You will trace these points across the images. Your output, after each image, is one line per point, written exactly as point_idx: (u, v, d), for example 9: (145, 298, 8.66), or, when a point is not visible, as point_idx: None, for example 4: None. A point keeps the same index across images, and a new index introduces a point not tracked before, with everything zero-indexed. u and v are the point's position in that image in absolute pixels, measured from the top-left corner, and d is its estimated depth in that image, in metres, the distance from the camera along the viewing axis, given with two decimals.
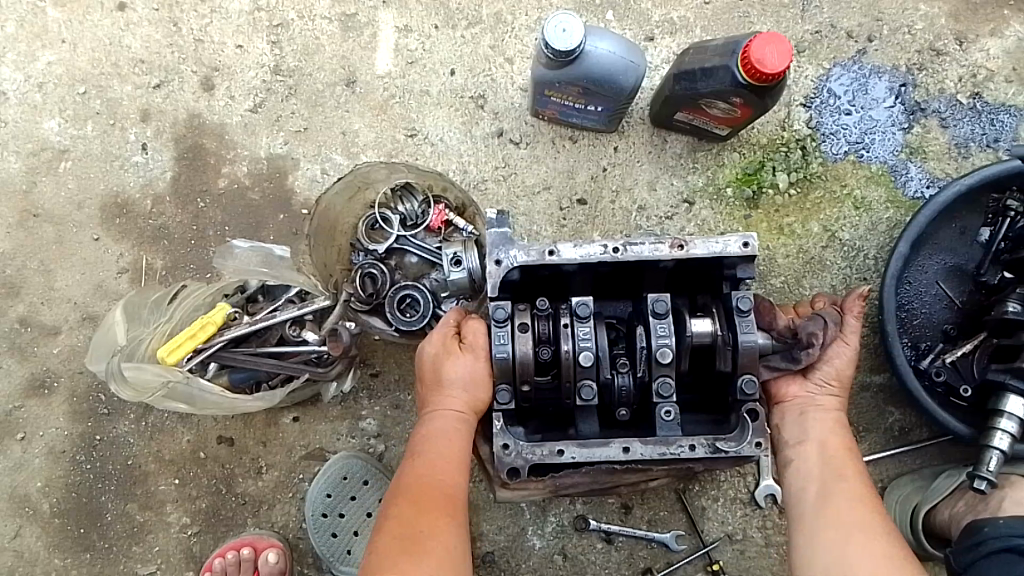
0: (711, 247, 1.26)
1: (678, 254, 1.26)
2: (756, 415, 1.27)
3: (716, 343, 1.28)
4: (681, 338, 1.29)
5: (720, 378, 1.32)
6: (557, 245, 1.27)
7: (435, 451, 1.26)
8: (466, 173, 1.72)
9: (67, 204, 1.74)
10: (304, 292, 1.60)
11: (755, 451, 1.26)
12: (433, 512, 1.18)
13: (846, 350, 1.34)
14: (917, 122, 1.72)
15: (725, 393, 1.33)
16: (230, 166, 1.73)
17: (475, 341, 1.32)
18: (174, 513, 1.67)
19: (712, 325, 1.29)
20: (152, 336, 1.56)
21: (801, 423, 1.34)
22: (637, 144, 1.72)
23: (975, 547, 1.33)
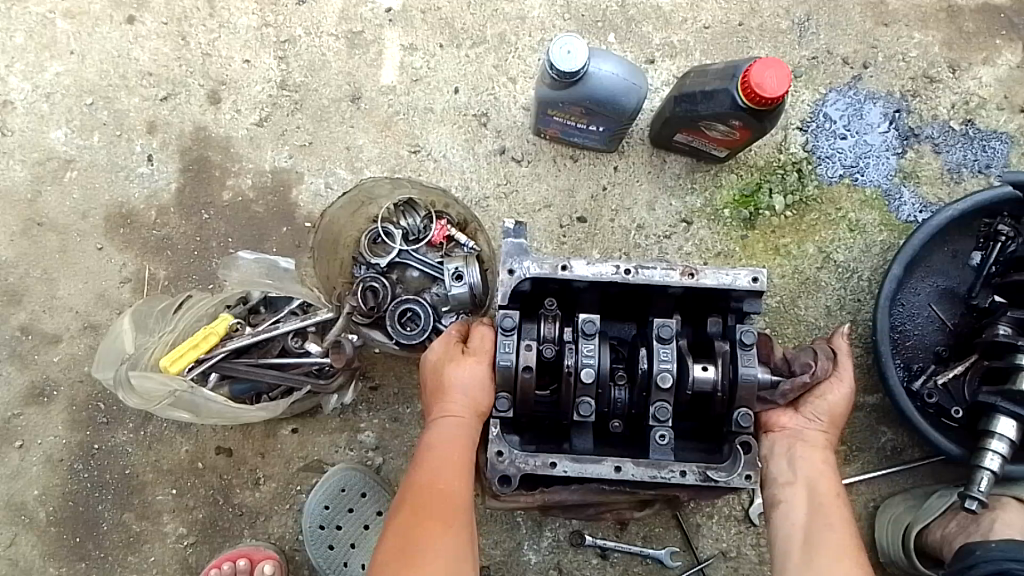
0: (721, 278, 1.29)
1: (686, 282, 1.29)
2: (749, 447, 1.29)
3: (717, 378, 1.30)
4: (682, 366, 1.32)
5: (718, 412, 1.34)
6: (570, 261, 1.31)
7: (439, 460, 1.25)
8: (468, 189, 1.75)
9: (71, 214, 1.76)
10: (306, 304, 1.61)
11: (745, 483, 1.28)
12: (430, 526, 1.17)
13: (838, 395, 1.35)
14: (910, 147, 1.76)
15: (720, 423, 1.35)
16: (234, 179, 1.75)
17: (483, 351, 1.34)
18: (170, 524, 1.67)
19: (715, 364, 1.31)
20: (156, 345, 1.57)
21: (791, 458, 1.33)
22: (636, 164, 1.75)
23: (969, 570, 1.35)
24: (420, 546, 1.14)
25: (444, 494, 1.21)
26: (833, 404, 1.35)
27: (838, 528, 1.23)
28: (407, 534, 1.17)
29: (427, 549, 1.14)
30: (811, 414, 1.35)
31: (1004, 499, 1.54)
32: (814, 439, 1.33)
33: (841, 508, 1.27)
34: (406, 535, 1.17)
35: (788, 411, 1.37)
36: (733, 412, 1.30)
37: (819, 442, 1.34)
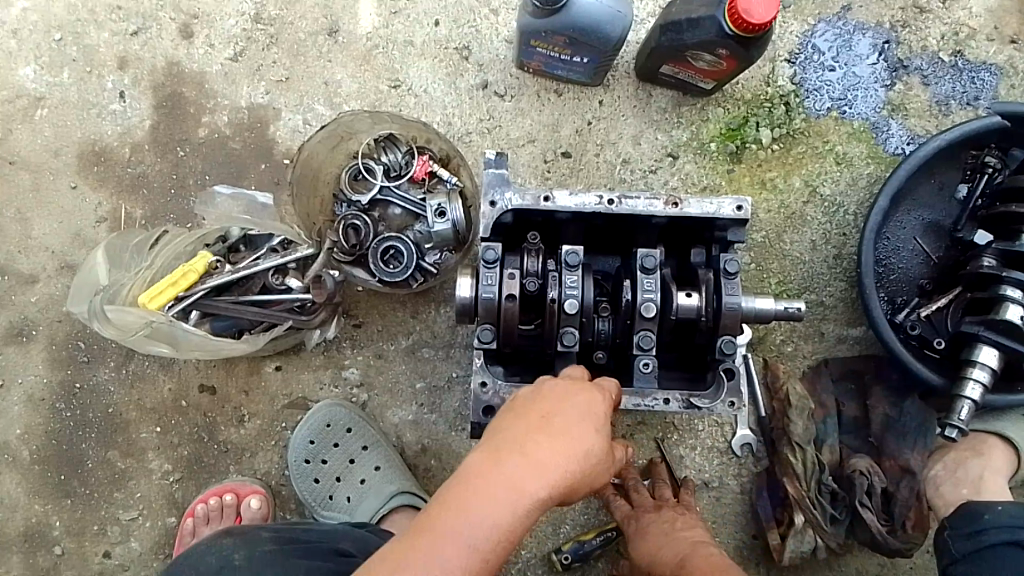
0: (705, 207, 1.28)
1: (670, 212, 1.28)
2: (732, 374, 1.30)
3: (701, 307, 1.29)
4: (667, 295, 1.31)
5: (701, 343, 1.34)
6: (552, 192, 1.29)
7: (566, 408, 1.04)
8: (450, 125, 1.72)
9: (43, 150, 1.71)
10: (287, 240, 1.59)
11: (728, 410, 1.29)
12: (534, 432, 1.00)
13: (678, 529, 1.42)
14: (899, 79, 1.73)
15: (704, 352, 1.35)
16: (210, 115, 1.71)
17: (604, 388, 1.13)
18: (155, 460, 1.66)
19: (699, 298, 1.30)
20: (133, 282, 1.54)
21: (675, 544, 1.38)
22: (621, 98, 1.72)
23: (976, 535, 1.30)
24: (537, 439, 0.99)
25: (550, 416, 1.03)
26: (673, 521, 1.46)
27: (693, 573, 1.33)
28: (520, 430, 1.01)
29: (552, 444, 0.99)
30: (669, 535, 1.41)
31: (990, 438, 1.58)
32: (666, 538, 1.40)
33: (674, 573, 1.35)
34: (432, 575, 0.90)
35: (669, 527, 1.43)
36: (717, 340, 1.30)
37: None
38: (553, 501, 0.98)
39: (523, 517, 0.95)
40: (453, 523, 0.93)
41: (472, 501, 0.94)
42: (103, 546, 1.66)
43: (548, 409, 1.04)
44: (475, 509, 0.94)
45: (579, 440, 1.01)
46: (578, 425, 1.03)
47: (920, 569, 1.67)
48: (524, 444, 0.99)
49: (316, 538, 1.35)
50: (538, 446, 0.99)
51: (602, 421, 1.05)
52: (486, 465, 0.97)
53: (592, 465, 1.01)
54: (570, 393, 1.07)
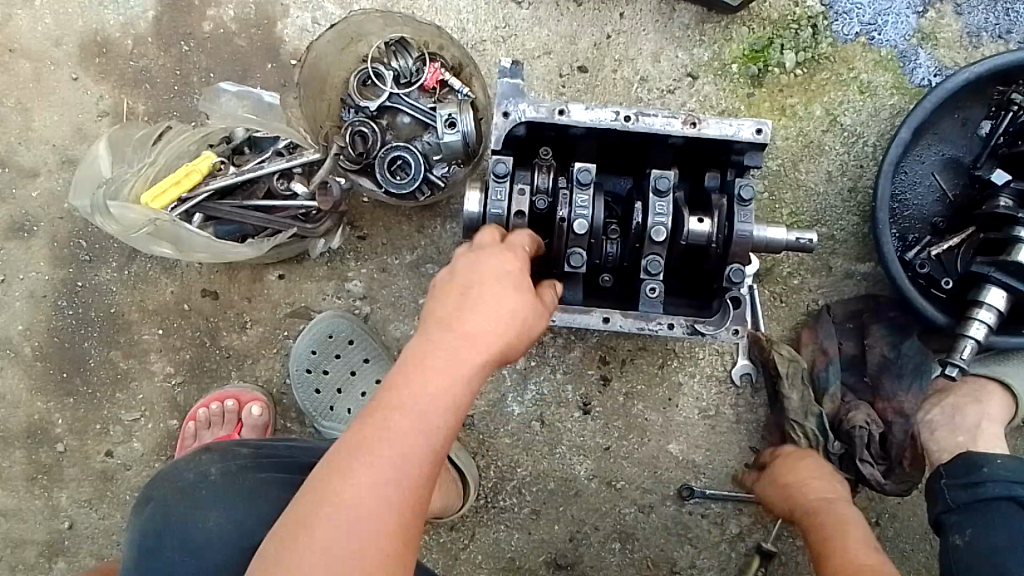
0: (724, 128, 1.25)
1: (688, 132, 1.24)
2: (738, 302, 1.30)
3: (712, 233, 1.27)
4: (678, 219, 1.28)
5: (710, 269, 1.32)
6: (568, 106, 1.25)
7: (481, 274, 1.05)
8: (464, 31, 1.65)
9: (44, 39, 1.65)
10: (293, 145, 1.55)
11: (732, 338, 1.30)
12: (457, 308, 1.01)
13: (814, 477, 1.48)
14: (931, 6, 1.67)
15: (712, 279, 1.34)
16: (215, 9, 1.64)
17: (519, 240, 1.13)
18: (157, 363, 1.67)
19: (711, 225, 1.27)
20: (135, 180, 1.50)
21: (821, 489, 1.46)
22: (643, 12, 1.66)
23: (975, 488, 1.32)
24: (460, 314, 1.01)
25: (467, 287, 1.04)
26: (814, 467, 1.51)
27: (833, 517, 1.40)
28: (443, 310, 1.02)
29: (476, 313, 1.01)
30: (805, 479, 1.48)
31: (990, 384, 1.60)
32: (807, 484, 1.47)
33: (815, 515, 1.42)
34: (372, 479, 0.91)
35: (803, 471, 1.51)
36: (726, 267, 1.27)
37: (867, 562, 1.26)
38: (491, 362, 1.01)
39: (468, 386, 0.98)
40: (378, 428, 0.93)
41: (416, 385, 0.96)
42: (105, 445, 1.67)
43: (463, 281, 1.04)
44: (402, 409, 0.94)
45: (500, 300, 1.02)
46: (496, 287, 1.03)
47: (906, 503, 1.71)
48: (451, 323, 1.00)
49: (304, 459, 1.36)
50: (463, 321, 1.00)
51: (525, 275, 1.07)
52: (417, 356, 0.98)
53: (521, 318, 1.03)
54: (482, 258, 1.07)
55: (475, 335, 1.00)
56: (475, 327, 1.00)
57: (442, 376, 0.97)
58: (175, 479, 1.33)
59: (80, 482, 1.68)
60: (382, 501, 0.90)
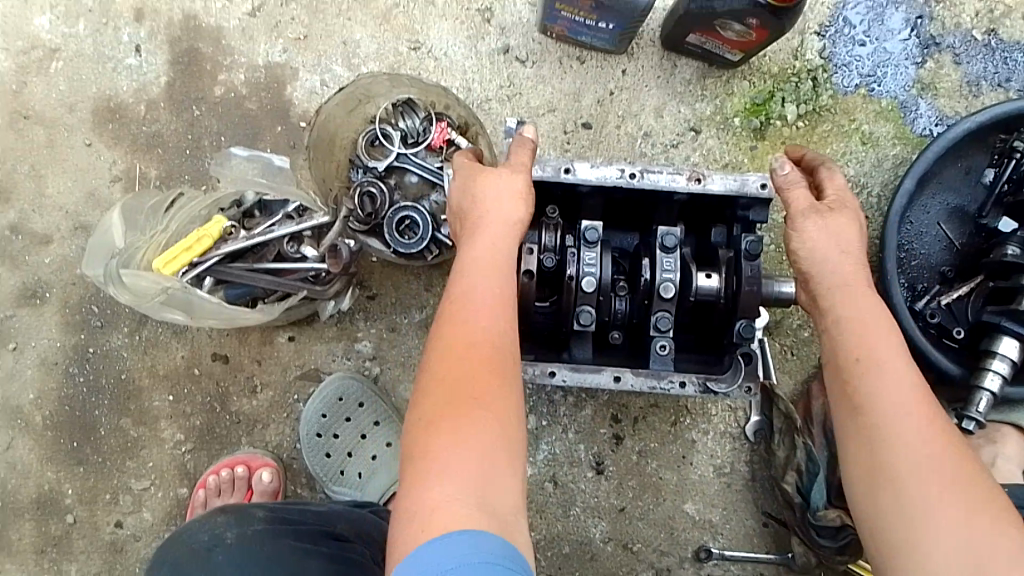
0: (729, 184, 1.27)
1: (693, 188, 1.26)
2: (749, 358, 1.30)
3: (720, 289, 1.29)
4: (686, 276, 1.30)
5: (719, 324, 1.33)
6: (574, 164, 1.27)
7: (471, 183, 1.18)
8: (469, 91, 1.68)
9: (58, 106, 1.68)
10: (303, 207, 1.56)
11: (744, 395, 1.30)
12: (471, 216, 1.15)
13: (824, 240, 1.15)
14: (930, 56, 1.69)
15: (721, 335, 1.34)
16: (225, 73, 1.67)
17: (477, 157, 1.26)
18: (168, 430, 1.68)
19: (718, 281, 1.29)
20: (147, 246, 1.52)
21: (828, 237, 1.15)
22: (646, 68, 1.68)
23: None
24: (474, 216, 1.15)
25: (467, 198, 1.17)
26: (825, 232, 1.16)
27: (884, 363, 1.05)
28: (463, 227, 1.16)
29: (483, 203, 1.14)
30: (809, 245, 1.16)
31: (1002, 427, 1.58)
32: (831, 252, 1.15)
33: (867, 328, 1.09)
34: (449, 385, 0.97)
35: (811, 215, 1.17)
36: (736, 323, 1.28)
37: (910, 408, 1.01)
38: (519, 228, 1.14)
39: (507, 256, 1.11)
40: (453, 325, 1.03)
41: (461, 282, 1.07)
42: (115, 515, 1.67)
43: (462, 196, 1.18)
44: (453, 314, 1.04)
45: (496, 184, 1.15)
46: (490, 178, 1.16)
47: None
48: (472, 228, 1.13)
49: (313, 522, 1.34)
50: (478, 218, 1.14)
51: (518, 162, 1.19)
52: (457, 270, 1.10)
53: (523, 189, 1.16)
54: (464, 175, 1.20)
55: (496, 221, 1.12)
56: (489, 216, 1.13)
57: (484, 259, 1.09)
58: (184, 541, 1.33)
59: (89, 554, 1.67)
60: (463, 395, 0.96)
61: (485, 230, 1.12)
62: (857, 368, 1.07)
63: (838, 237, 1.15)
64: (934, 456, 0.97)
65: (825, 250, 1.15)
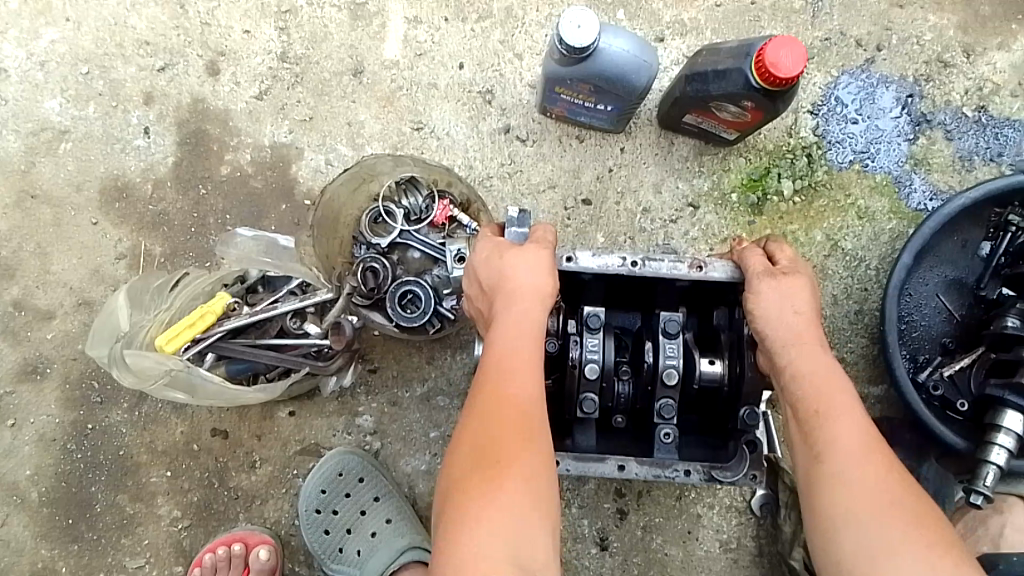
0: (730, 271, 1.27)
1: (694, 275, 1.26)
2: (754, 446, 1.29)
3: (723, 374, 1.29)
4: (689, 362, 1.30)
5: (723, 409, 1.33)
6: (575, 253, 1.27)
7: (497, 258, 1.20)
8: (471, 169, 1.72)
9: (66, 186, 1.72)
10: (305, 283, 1.59)
11: (750, 482, 1.28)
12: (499, 288, 1.18)
13: (777, 300, 1.17)
14: (922, 133, 1.73)
15: (726, 419, 1.33)
16: (232, 154, 1.71)
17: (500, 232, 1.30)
18: (164, 506, 1.65)
19: (721, 367, 1.29)
20: (151, 324, 1.54)
21: (781, 297, 1.17)
22: (643, 146, 1.72)
23: None
24: (501, 289, 1.17)
25: (495, 272, 1.20)
26: (780, 296, 1.18)
27: (842, 420, 1.07)
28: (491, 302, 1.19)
29: (510, 278, 1.17)
30: (764, 306, 1.17)
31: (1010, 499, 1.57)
32: (788, 317, 1.16)
33: (828, 388, 1.10)
34: (478, 460, 1.01)
35: (766, 280, 1.19)
36: (740, 410, 1.28)
37: (861, 453, 1.04)
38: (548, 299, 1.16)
39: (536, 329, 1.13)
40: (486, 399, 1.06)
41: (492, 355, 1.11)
42: None
43: (489, 269, 1.21)
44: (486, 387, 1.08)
45: (523, 259, 1.18)
46: (515, 254, 1.19)
47: None
48: (501, 301, 1.16)
49: None
50: (505, 292, 1.17)
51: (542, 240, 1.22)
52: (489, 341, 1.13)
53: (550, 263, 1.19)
54: (489, 249, 1.23)
55: (524, 293, 1.15)
56: (515, 290, 1.16)
57: (512, 332, 1.12)
58: None
59: None
60: (493, 470, 1.00)
61: (512, 302, 1.15)
62: (816, 418, 1.08)
63: (791, 300, 1.17)
64: (890, 503, 0.99)
65: (779, 312, 1.17)
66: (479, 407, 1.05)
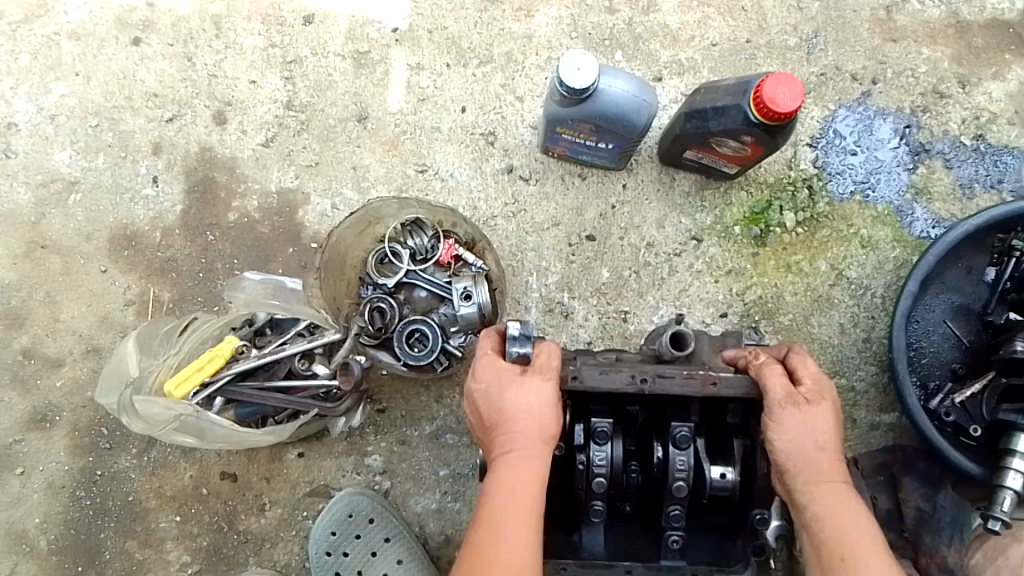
0: (743, 385, 1.19)
1: (708, 391, 1.17)
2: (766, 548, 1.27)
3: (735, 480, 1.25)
4: (699, 468, 1.25)
5: (734, 505, 1.28)
6: (581, 371, 1.17)
7: (497, 390, 1.20)
8: (475, 209, 1.74)
9: (76, 235, 1.74)
10: (313, 325, 1.60)
11: None
12: (500, 427, 1.18)
13: (798, 428, 1.17)
14: (921, 162, 1.74)
15: (738, 514, 1.29)
16: (240, 200, 1.74)
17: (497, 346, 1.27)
18: (173, 551, 1.63)
19: (732, 472, 1.25)
20: (160, 369, 1.54)
21: (804, 428, 1.17)
22: (645, 182, 1.74)
23: None
24: (502, 427, 1.18)
25: (495, 408, 1.19)
26: (803, 426, 1.17)
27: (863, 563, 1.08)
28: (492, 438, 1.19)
29: (511, 418, 1.17)
30: (785, 439, 1.16)
31: None
32: (810, 448, 1.16)
33: (849, 527, 1.12)
34: None
35: (790, 406, 1.17)
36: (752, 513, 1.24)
37: None
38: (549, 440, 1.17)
39: (536, 474, 1.14)
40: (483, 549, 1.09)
41: (492, 501, 1.12)
42: None
43: (489, 402, 1.20)
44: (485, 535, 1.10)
45: (523, 396, 1.17)
46: (515, 388, 1.18)
47: None
48: (502, 442, 1.17)
49: None
50: (506, 433, 1.17)
51: (542, 366, 1.20)
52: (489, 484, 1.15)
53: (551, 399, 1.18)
54: (489, 373, 1.22)
55: (526, 438, 1.16)
56: (517, 433, 1.16)
57: (512, 480, 1.13)
58: None
59: None
60: None
61: (513, 447, 1.16)
62: (841, 564, 1.09)
63: (815, 429, 1.17)
64: None
65: (802, 445, 1.16)
66: (477, 570, 1.06)
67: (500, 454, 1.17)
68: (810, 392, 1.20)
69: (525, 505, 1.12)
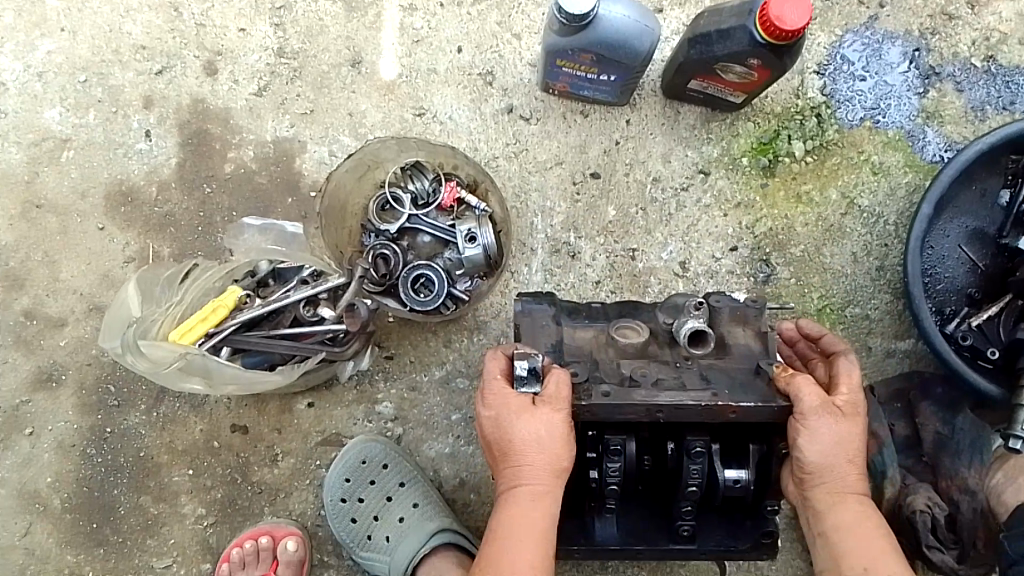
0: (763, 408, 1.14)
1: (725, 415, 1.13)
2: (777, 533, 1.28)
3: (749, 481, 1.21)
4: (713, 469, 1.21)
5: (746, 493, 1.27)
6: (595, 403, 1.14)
7: (506, 424, 1.17)
8: (476, 150, 1.70)
9: (71, 193, 1.71)
10: (318, 271, 1.57)
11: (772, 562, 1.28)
12: (510, 460, 1.17)
13: (828, 437, 1.14)
14: (932, 86, 1.70)
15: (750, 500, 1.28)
16: (235, 151, 1.70)
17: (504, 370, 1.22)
18: (188, 505, 1.63)
19: (747, 474, 1.21)
20: (162, 318, 1.51)
21: (834, 440, 1.14)
22: (649, 117, 1.70)
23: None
24: (511, 458, 1.17)
25: (503, 439, 1.17)
26: (834, 438, 1.14)
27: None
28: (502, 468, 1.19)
29: (522, 456, 1.15)
30: (814, 450, 1.14)
31: None
32: (835, 459, 1.15)
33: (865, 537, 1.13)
34: None
35: (824, 418, 1.14)
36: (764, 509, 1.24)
37: None
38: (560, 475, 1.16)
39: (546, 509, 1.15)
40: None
41: (501, 534, 1.14)
42: None
43: (498, 434, 1.18)
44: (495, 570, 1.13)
45: (531, 432, 1.15)
46: (524, 424, 1.15)
47: None
48: (512, 476, 1.17)
49: None
50: (516, 466, 1.16)
51: (549, 398, 1.15)
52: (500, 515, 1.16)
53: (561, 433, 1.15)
54: (498, 403, 1.19)
55: (536, 475, 1.15)
56: (527, 468, 1.15)
57: (523, 516, 1.14)
58: None
59: None
60: None
61: (523, 482, 1.16)
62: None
63: (843, 444, 1.15)
64: None
65: (829, 458, 1.15)
66: None
67: (511, 488, 1.16)
68: (846, 404, 1.17)
69: (534, 540, 1.14)
